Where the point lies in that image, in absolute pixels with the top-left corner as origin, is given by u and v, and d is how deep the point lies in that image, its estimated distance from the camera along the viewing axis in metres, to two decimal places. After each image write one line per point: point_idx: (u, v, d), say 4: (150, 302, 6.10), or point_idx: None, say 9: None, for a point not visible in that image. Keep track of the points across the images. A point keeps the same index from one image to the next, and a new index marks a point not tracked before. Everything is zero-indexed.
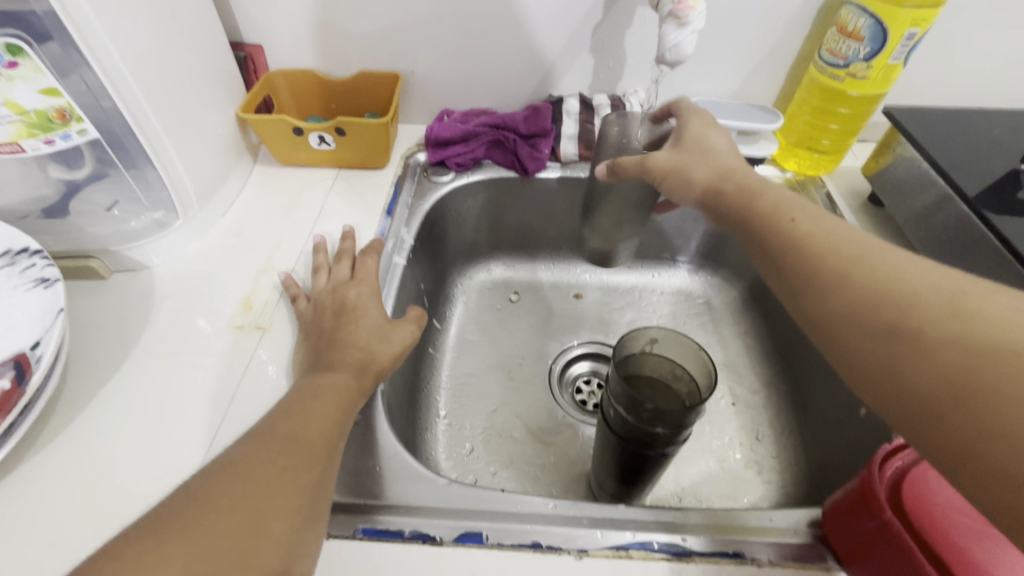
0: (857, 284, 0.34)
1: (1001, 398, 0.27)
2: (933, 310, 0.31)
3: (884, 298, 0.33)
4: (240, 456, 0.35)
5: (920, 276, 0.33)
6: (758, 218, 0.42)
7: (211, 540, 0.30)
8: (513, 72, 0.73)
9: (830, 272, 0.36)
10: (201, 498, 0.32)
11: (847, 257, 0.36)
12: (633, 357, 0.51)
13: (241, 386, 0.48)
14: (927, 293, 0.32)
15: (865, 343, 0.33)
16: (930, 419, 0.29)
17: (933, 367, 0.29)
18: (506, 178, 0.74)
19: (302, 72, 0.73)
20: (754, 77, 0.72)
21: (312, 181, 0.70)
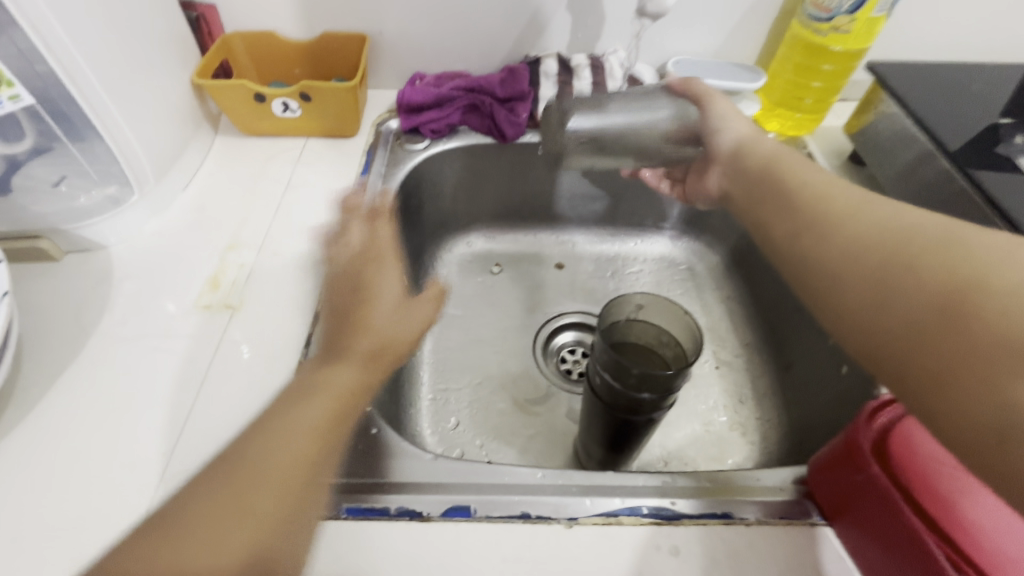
0: (861, 225, 0.34)
1: (988, 316, 0.26)
2: (926, 243, 0.31)
3: (885, 236, 0.33)
4: (261, 422, 0.33)
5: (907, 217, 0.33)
6: (770, 173, 0.43)
7: (241, 500, 0.29)
8: (487, 32, 0.69)
9: (821, 221, 0.36)
10: (226, 459, 0.31)
11: (839, 208, 0.36)
12: (618, 324, 0.51)
13: (211, 370, 0.46)
14: (923, 229, 0.31)
15: (850, 283, 0.33)
16: (906, 349, 0.29)
17: (915, 299, 0.29)
18: (484, 145, 0.71)
19: (262, 34, 0.68)
20: (737, 34, 0.69)
21: (278, 152, 0.66)
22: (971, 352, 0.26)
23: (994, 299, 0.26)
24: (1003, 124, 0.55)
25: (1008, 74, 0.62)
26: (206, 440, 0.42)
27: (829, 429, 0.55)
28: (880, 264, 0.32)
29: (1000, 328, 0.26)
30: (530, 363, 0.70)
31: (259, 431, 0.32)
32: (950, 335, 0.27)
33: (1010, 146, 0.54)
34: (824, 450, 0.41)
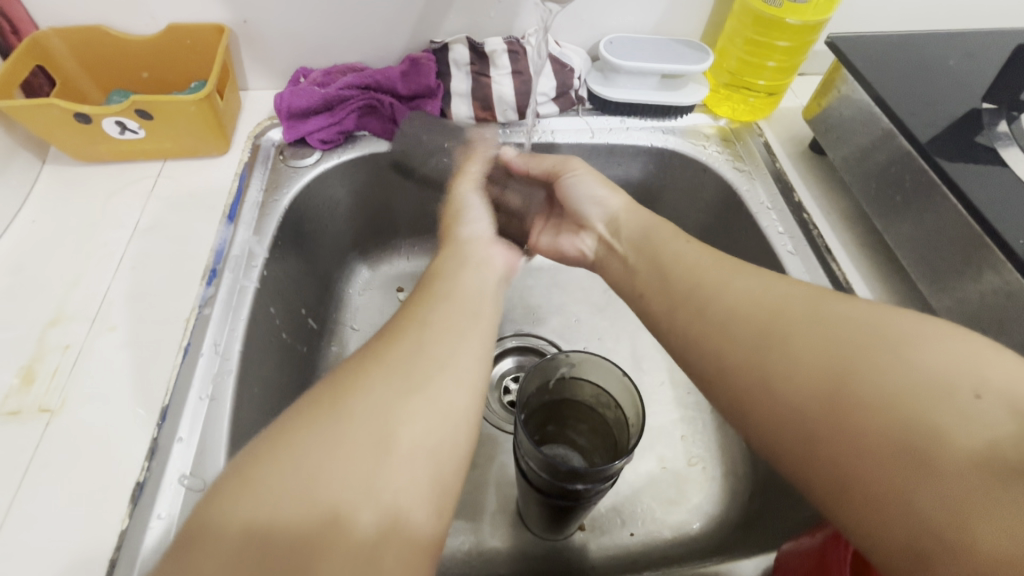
0: (694, 283, 0.38)
1: (865, 410, 0.27)
2: (798, 320, 0.32)
3: (755, 321, 0.34)
4: (338, 400, 0.29)
5: (778, 289, 0.35)
6: (648, 246, 0.43)
7: (278, 485, 0.25)
8: (380, 16, 0.56)
9: (706, 290, 0.37)
10: (266, 441, 0.27)
11: (709, 282, 0.37)
12: (547, 386, 0.42)
13: (14, 505, 0.35)
14: (788, 306, 0.33)
15: (733, 354, 0.33)
16: (812, 439, 0.29)
17: (800, 377, 0.30)
18: (388, 154, 0.59)
19: (87, 30, 0.53)
20: (678, 6, 0.59)
21: (124, 181, 0.53)
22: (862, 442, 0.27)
23: (869, 384, 0.28)
24: (984, 109, 0.48)
25: (984, 45, 0.54)
26: None
27: None
28: (761, 339, 0.33)
29: (875, 411, 0.27)
30: None
31: (346, 402, 0.28)
32: (852, 437, 0.27)
33: (991, 135, 0.46)
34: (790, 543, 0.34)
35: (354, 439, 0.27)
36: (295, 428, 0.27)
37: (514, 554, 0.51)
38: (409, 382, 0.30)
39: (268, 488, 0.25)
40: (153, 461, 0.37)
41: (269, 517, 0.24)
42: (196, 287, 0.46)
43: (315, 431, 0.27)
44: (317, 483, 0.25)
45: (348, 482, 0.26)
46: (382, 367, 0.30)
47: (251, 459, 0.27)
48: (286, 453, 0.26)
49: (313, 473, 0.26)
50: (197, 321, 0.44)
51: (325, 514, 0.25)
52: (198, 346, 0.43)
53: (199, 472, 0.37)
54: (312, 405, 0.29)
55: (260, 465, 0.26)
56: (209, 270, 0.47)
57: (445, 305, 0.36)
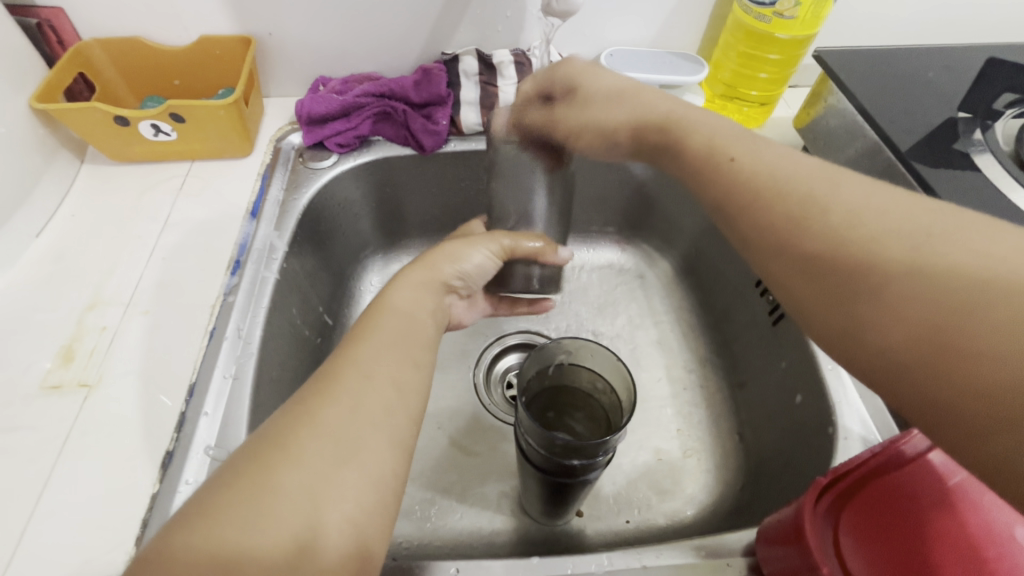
0: (767, 201, 0.31)
1: (984, 342, 0.22)
2: (892, 250, 0.26)
3: (840, 252, 0.27)
4: (280, 442, 0.27)
5: (870, 214, 0.27)
6: (691, 160, 0.36)
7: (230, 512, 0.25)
8: (396, 30, 0.60)
9: (775, 225, 0.30)
10: (229, 467, 0.27)
11: (786, 203, 0.30)
12: (547, 372, 0.45)
13: (55, 470, 0.39)
14: (886, 234, 0.26)
15: (819, 288, 0.28)
16: (916, 390, 0.24)
17: (900, 324, 0.25)
18: (401, 158, 0.62)
19: (126, 41, 0.57)
20: (674, 21, 0.63)
21: (155, 180, 0.57)
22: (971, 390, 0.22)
23: (990, 329, 0.22)
24: (961, 118, 0.51)
25: (963, 58, 0.57)
26: (42, 564, 0.35)
27: (783, 459, 0.52)
28: (852, 279, 0.27)
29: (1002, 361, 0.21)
30: (469, 395, 0.63)
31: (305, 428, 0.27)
32: (960, 389, 0.22)
33: (967, 142, 0.49)
34: (772, 517, 0.36)
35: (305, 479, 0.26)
36: (247, 467, 0.26)
37: (514, 538, 0.53)
38: (362, 422, 0.28)
39: (228, 516, 0.25)
40: (181, 433, 0.41)
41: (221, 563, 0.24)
42: (221, 276, 0.50)
43: (277, 444, 0.27)
44: (264, 498, 0.25)
45: (292, 514, 0.25)
46: (321, 416, 0.28)
47: (210, 497, 0.25)
48: (250, 477, 0.26)
49: (262, 515, 0.25)
50: (222, 307, 0.48)
51: (272, 541, 0.24)
52: (223, 330, 0.46)
53: (223, 443, 0.40)
54: (262, 443, 0.27)
55: (220, 494, 0.25)
56: (233, 261, 0.51)
57: (391, 351, 0.32)
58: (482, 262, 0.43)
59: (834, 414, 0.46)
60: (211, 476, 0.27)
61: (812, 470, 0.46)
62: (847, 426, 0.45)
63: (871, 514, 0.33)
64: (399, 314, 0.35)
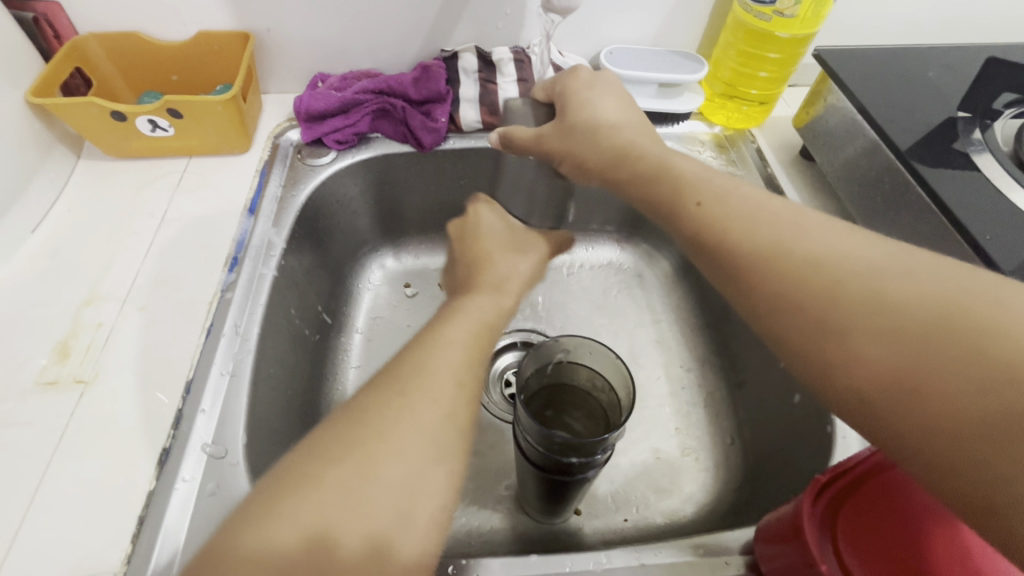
0: (734, 238, 0.30)
1: (948, 381, 0.23)
2: (859, 290, 0.26)
3: (811, 291, 0.27)
4: (371, 426, 0.27)
5: (836, 254, 0.27)
6: (661, 193, 0.35)
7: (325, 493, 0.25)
8: (395, 26, 0.60)
9: (744, 262, 0.29)
10: (321, 445, 0.27)
11: (755, 241, 0.30)
12: (545, 370, 0.45)
13: (50, 466, 0.38)
14: (852, 274, 0.26)
15: (792, 325, 0.27)
16: (889, 428, 0.24)
17: (872, 364, 0.25)
18: (400, 154, 0.62)
19: (123, 35, 0.57)
20: (674, 19, 0.62)
21: (152, 176, 0.57)
22: (944, 429, 0.22)
23: (955, 369, 0.23)
24: (960, 118, 0.51)
25: (961, 58, 0.57)
26: (37, 561, 0.35)
27: (781, 457, 0.52)
28: (823, 317, 0.26)
29: (970, 403, 0.22)
30: None
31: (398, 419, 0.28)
32: (933, 428, 0.23)
33: (966, 141, 0.49)
34: (770, 516, 0.36)
35: (373, 475, 0.26)
36: (344, 445, 0.26)
37: (512, 536, 0.53)
38: (437, 426, 0.28)
39: (319, 500, 0.25)
40: (177, 430, 0.40)
41: (280, 555, 0.23)
42: (218, 273, 0.50)
43: (370, 432, 0.27)
44: (359, 486, 0.25)
45: (385, 507, 0.25)
46: (416, 411, 0.28)
47: (284, 479, 0.26)
48: (349, 458, 0.26)
49: (330, 504, 0.25)
50: (219, 304, 0.47)
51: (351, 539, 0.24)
52: (220, 327, 0.46)
53: (219, 441, 0.40)
54: (324, 440, 0.27)
55: (314, 472, 0.26)
56: (230, 257, 0.50)
57: (461, 352, 0.32)
58: (530, 268, 0.44)
59: (832, 413, 0.46)
60: (305, 445, 0.27)
61: (811, 469, 0.46)
62: (846, 425, 0.45)
63: (872, 514, 0.33)
64: (472, 318, 0.35)
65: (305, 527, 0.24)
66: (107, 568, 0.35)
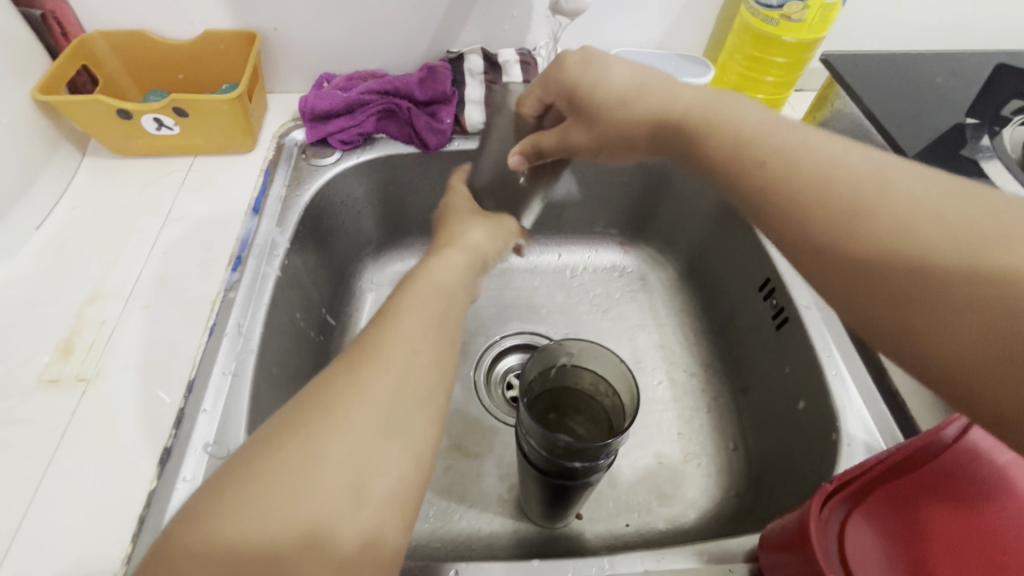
0: (806, 206, 0.29)
1: None
2: (949, 256, 0.24)
3: (896, 258, 0.25)
4: (323, 407, 0.27)
5: (923, 212, 0.26)
6: (716, 158, 0.34)
7: (268, 483, 0.24)
8: (401, 27, 0.60)
9: (819, 232, 0.28)
10: (273, 431, 0.26)
11: (833, 206, 0.28)
12: (548, 373, 0.45)
13: (51, 465, 0.38)
14: (945, 235, 0.25)
15: (876, 296, 0.26)
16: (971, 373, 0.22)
17: (962, 328, 0.23)
18: (405, 155, 0.62)
19: (130, 34, 0.57)
20: (681, 23, 0.62)
21: (157, 175, 0.57)
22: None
23: None
24: (968, 124, 0.50)
25: (970, 65, 0.57)
26: (37, 560, 0.34)
27: (785, 463, 0.51)
28: (897, 259, 0.25)
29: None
30: (469, 395, 0.62)
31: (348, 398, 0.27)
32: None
33: (974, 148, 0.48)
34: (774, 522, 0.36)
35: (333, 461, 0.25)
36: (288, 429, 0.26)
37: (513, 540, 0.53)
38: (394, 404, 0.28)
39: (265, 488, 0.24)
40: (179, 429, 0.40)
41: (222, 550, 0.23)
42: (222, 271, 0.49)
43: (314, 414, 0.27)
44: (303, 472, 0.25)
45: (331, 497, 0.24)
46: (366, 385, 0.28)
47: (229, 474, 0.25)
48: (291, 442, 0.26)
49: (268, 496, 0.24)
50: (222, 303, 0.47)
51: (294, 534, 0.23)
52: (223, 326, 0.46)
53: (221, 440, 0.40)
54: (276, 431, 0.26)
55: (263, 457, 0.25)
56: (234, 256, 0.50)
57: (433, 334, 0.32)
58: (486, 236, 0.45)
59: (837, 419, 0.46)
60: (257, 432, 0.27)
61: (815, 476, 0.46)
62: (851, 431, 0.45)
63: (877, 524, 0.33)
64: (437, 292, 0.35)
65: (243, 527, 0.23)
66: (107, 568, 0.34)
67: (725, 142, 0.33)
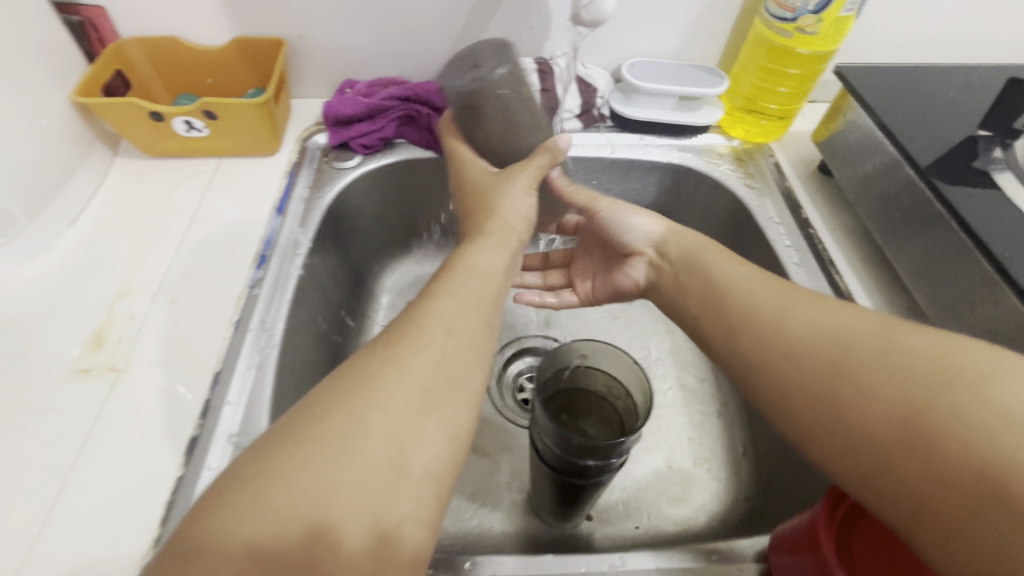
0: (797, 358, 0.34)
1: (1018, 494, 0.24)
2: (939, 407, 0.28)
3: (889, 409, 0.30)
4: (362, 393, 0.28)
5: (901, 359, 0.30)
6: (726, 304, 0.40)
7: (299, 472, 0.25)
8: (422, 37, 0.62)
9: (814, 384, 0.33)
10: (312, 415, 0.27)
11: (825, 356, 0.33)
12: (562, 374, 0.46)
13: (83, 451, 0.40)
14: (930, 385, 0.29)
15: (868, 439, 0.30)
16: (933, 512, 0.27)
17: (947, 473, 0.27)
18: (423, 160, 0.64)
19: (162, 39, 0.59)
20: (695, 35, 0.64)
21: (185, 175, 0.59)
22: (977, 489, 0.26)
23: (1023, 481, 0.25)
24: (981, 136, 0.51)
25: (982, 78, 0.57)
26: (69, 542, 0.36)
27: (795, 468, 0.52)
28: (859, 401, 0.31)
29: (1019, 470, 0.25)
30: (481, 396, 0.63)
31: (383, 391, 0.28)
32: (996, 508, 0.25)
33: (986, 160, 0.49)
34: (785, 524, 0.37)
35: (368, 456, 0.26)
36: (324, 417, 0.27)
37: (523, 537, 0.54)
38: (425, 406, 0.29)
39: (295, 481, 0.25)
40: (204, 419, 0.42)
41: (248, 543, 0.23)
42: (246, 269, 0.51)
43: (351, 402, 0.28)
44: (337, 466, 0.26)
45: (359, 495, 0.25)
46: (399, 375, 0.29)
47: (260, 460, 0.25)
48: (325, 432, 0.26)
49: (298, 490, 0.24)
50: (247, 300, 0.49)
51: (314, 532, 0.24)
52: (247, 322, 0.47)
53: (244, 431, 0.41)
54: (311, 422, 0.27)
55: (296, 446, 0.26)
56: (258, 255, 0.52)
57: (468, 339, 0.33)
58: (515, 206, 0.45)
59: None
60: (289, 418, 0.27)
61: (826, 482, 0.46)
62: None
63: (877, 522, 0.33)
64: (476, 279, 0.37)
65: (271, 519, 0.24)
66: (134, 551, 0.36)
67: (732, 287, 0.40)
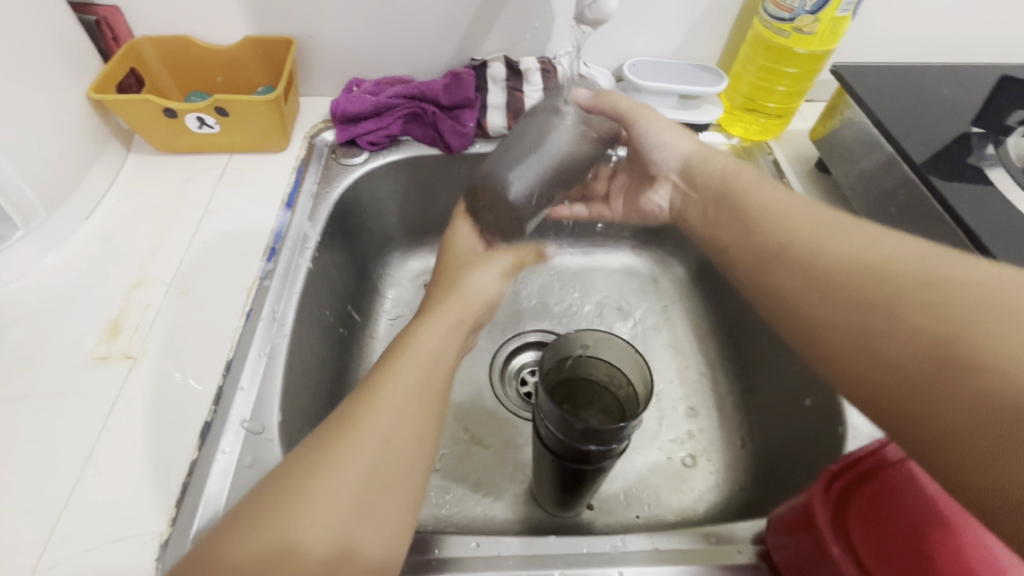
0: (827, 287, 0.36)
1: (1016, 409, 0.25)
2: (956, 328, 0.29)
3: (902, 329, 0.31)
4: (336, 433, 0.32)
5: (927, 285, 0.31)
6: (759, 240, 0.42)
7: (273, 506, 0.29)
8: (429, 37, 0.64)
9: (841, 310, 0.34)
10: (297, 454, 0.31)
11: (855, 283, 0.34)
12: (564, 364, 0.47)
13: (100, 436, 0.41)
14: (952, 310, 0.29)
15: (884, 358, 0.31)
16: (935, 431, 0.28)
17: (952, 394, 0.28)
18: (428, 157, 0.65)
19: (175, 39, 0.61)
20: (695, 35, 0.65)
21: (197, 171, 0.60)
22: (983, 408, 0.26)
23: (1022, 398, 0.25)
24: (974, 134, 0.52)
25: (976, 77, 0.59)
26: (88, 521, 0.37)
27: (793, 457, 0.53)
28: (881, 327, 0.32)
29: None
30: (484, 389, 0.65)
31: (354, 431, 0.32)
32: (990, 420, 0.26)
33: (980, 156, 0.50)
34: (783, 506, 0.38)
35: (333, 489, 0.29)
36: (302, 459, 0.31)
37: (526, 525, 0.55)
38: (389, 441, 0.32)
39: (272, 513, 0.28)
40: (217, 406, 0.43)
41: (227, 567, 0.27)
42: (257, 261, 0.52)
43: (331, 439, 0.31)
44: (307, 498, 0.29)
45: (324, 524, 0.28)
46: (372, 415, 0.32)
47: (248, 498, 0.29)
48: (300, 470, 0.30)
49: (268, 524, 0.28)
50: (258, 290, 0.50)
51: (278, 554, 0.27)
52: (259, 312, 0.49)
53: (257, 417, 0.43)
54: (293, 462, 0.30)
55: (277, 483, 0.30)
56: (269, 248, 0.53)
57: (429, 381, 0.36)
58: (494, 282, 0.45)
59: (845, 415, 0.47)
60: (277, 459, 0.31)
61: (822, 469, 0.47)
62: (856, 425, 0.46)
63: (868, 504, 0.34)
64: (442, 325, 0.40)
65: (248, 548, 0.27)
66: (150, 532, 0.37)
67: (769, 225, 0.41)
